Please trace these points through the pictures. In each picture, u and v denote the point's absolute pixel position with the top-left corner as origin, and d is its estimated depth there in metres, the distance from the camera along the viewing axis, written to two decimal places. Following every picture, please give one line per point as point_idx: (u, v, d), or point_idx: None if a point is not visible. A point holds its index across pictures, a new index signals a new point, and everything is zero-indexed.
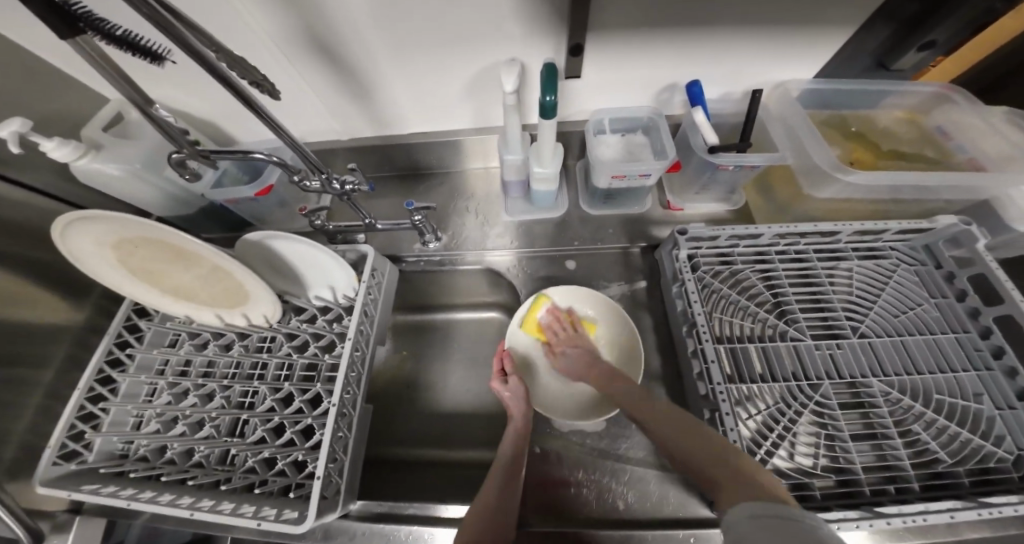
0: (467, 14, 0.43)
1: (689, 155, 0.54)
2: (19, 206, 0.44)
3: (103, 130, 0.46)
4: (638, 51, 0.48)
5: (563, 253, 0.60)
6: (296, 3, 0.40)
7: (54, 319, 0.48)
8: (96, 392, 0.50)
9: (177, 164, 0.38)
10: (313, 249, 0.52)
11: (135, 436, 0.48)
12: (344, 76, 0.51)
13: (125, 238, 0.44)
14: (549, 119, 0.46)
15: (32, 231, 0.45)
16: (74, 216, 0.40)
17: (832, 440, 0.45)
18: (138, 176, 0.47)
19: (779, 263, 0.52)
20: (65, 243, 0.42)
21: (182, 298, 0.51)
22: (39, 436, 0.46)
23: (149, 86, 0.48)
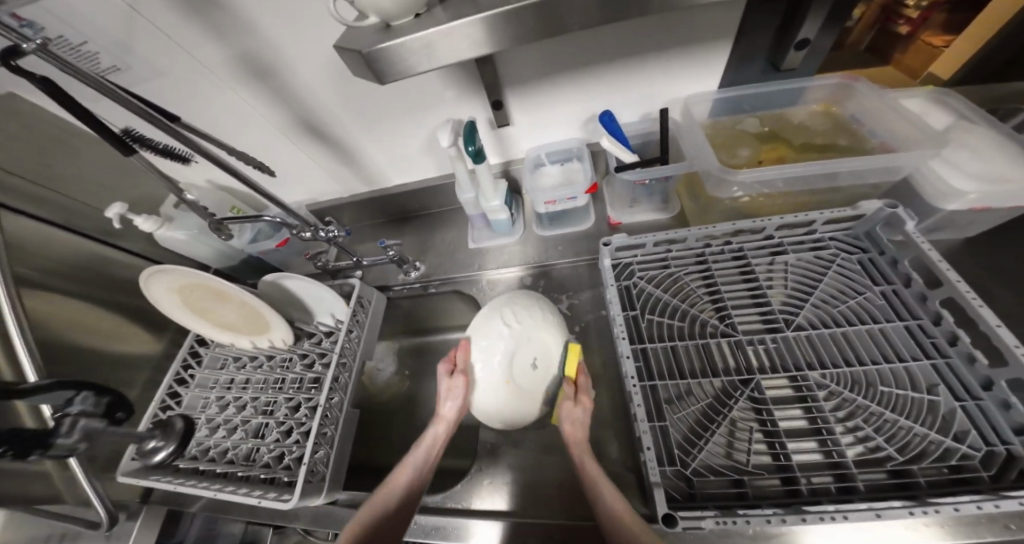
0: (406, 90, 0.56)
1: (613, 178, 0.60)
2: (122, 266, 0.64)
3: (173, 207, 0.66)
4: (553, 93, 0.57)
5: (522, 272, 0.67)
6: (290, 100, 0.57)
7: (140, 346, 0.66)
8: (165, 403, 0.66)
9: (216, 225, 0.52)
10: (313, 283, 0.65)
11: (188, 436, 0.62)
12: (331, 148, 0.66)
13: (182, 283, 0.61)
14: (480, 163, 0.56)
15: (127, 284, 0.64)
16: (150, 270, 0.57)
17: (771, 437, 0.43)
18: (194, 238, 0.65)
19: (712, 264, 0.53)
20: (147, 291, 0.59)
21: (227, 330, 0.66)
22: None
23: (206, 171, 0.68)
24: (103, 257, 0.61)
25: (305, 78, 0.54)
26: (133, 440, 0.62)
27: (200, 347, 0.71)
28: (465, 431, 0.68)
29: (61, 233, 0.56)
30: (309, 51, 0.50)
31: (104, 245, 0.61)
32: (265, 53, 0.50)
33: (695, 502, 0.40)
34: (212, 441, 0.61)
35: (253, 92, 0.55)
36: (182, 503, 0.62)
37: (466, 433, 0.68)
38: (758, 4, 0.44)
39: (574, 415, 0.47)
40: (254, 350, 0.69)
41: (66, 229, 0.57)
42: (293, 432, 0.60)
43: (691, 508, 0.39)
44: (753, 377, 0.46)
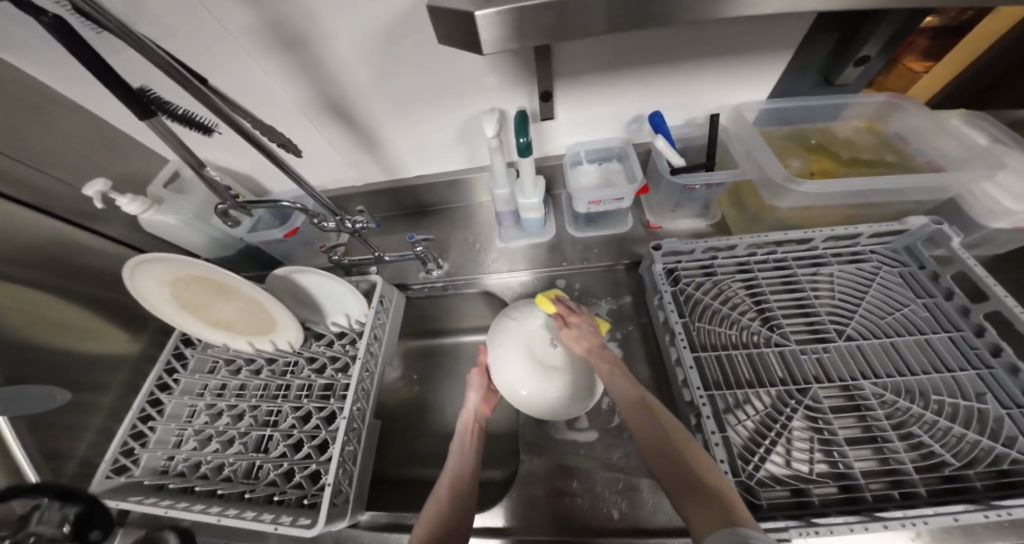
0: (453, 76, 0.52)
1: (658, 181, 0.59)
2: (97, 254, 0.54)
3: (164, 187, 0.57)
4: (603, 90, 0.55)
5: (553, 274, 0.64)
6: (318, 75, 0.51)
7: (115, 348, 0.57)
8: (145, 411, 0.57)
9: (221, 213, 0.47)
10: (331, 280, 0.59)
11: (174, 451, 0.54)
12: (354, 132, 0.60)
13: (179, 276, 0.53)
14: (526, 157, 0.53)
15: (102, 275, 0.55)
16: (141, 258, 0.48)
17: (828, 445, 0.44)
18: (189, 224, 0.57)
19: (759, 273, 0.53)
20: (133, 285, 0.50)
21: (220, 328, 0.58)
22: (96, 452, 0.53)
23: (204, 149, 0.60)
24: (72, 242, 0.52)
25: (340, 51, 0.48)
26: (106, 456, 0.52)
27: (187, 347, 0.62)
28: (488, 441, 0.65)
29: (25, 213, 0.46)
30: (352, 21, 0.45)
31: (77, 228, 0.52)
32: (301, 20, 0.44)
33: (764, 513, 0.39)
34: (206, 456, 0.53)
35: (275, 63, 0.49)
36: (166, 527, 0.54)
37: (490, 443, 0.64)
38: (828, 16, 0.43)
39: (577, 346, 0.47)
40: (254, 353, 0.61)
41: (32, 207, 0.47)
42: (306, 445, 0.54)
43: (763, 520, 0.38)
44: (809, 387, 0.46)
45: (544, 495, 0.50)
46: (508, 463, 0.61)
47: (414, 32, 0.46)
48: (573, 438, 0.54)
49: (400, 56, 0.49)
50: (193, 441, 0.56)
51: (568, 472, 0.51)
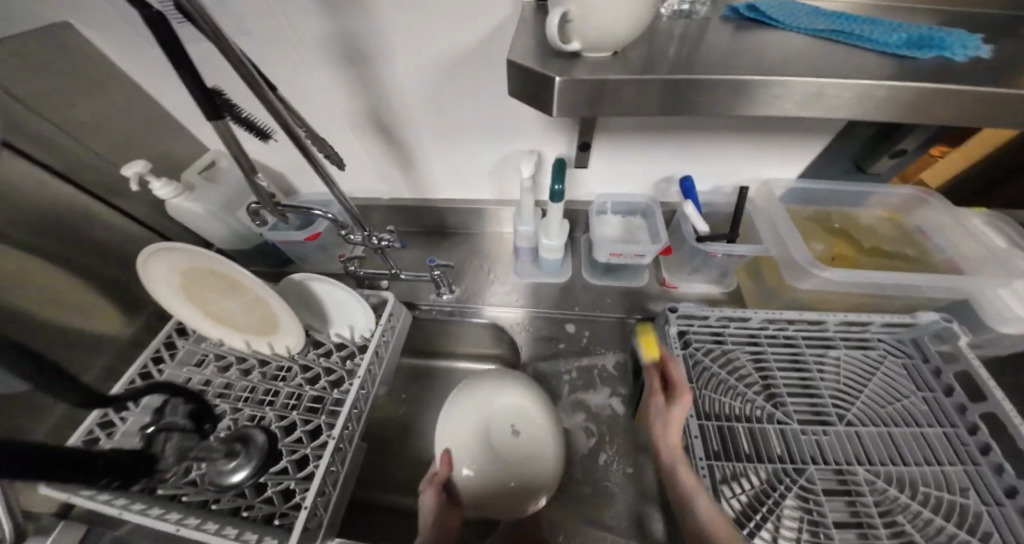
0: (499, 111, 0.53)
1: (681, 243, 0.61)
2: (111, 230, 0.54)
3: (200, 176, 0.57)
4: (642, 149, 0.57)
5: (563, 317, 0.65)
6: (372, 92, 0.52)
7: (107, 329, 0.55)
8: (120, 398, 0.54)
9: (251, 211, 0.48)
10: (343, 291, 0.59)
11: None
12: (393, 149, 0.61)
13: (191, 269, 0.52)
14: (557, 203, 0.54)
15: (112, 251, 0.54)
16: (160, 246, 0.48)
17: (816, 527, 0.43)
18: (213, 217, 0.56)
19: (769, 348, 0.54)
20: (144, 269, 0.49)
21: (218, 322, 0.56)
22: (62, 437, 0.50)
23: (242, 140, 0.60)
24: (92, 217, 0.51)
25: (399, 74, 0.50)
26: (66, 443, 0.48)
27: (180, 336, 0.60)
28: None
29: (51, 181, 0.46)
30: (413, 46, 0.46)
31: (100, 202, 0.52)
32: (366, 38, 0.46)
33: None
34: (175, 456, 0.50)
35: (335, 75, 0.50)
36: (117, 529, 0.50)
37: None
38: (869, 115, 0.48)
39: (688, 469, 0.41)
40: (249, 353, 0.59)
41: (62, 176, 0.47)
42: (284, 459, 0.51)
43: None
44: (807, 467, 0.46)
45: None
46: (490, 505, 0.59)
47: (472, 68, 0.48)
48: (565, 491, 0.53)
49: (453, 87, 0.51)
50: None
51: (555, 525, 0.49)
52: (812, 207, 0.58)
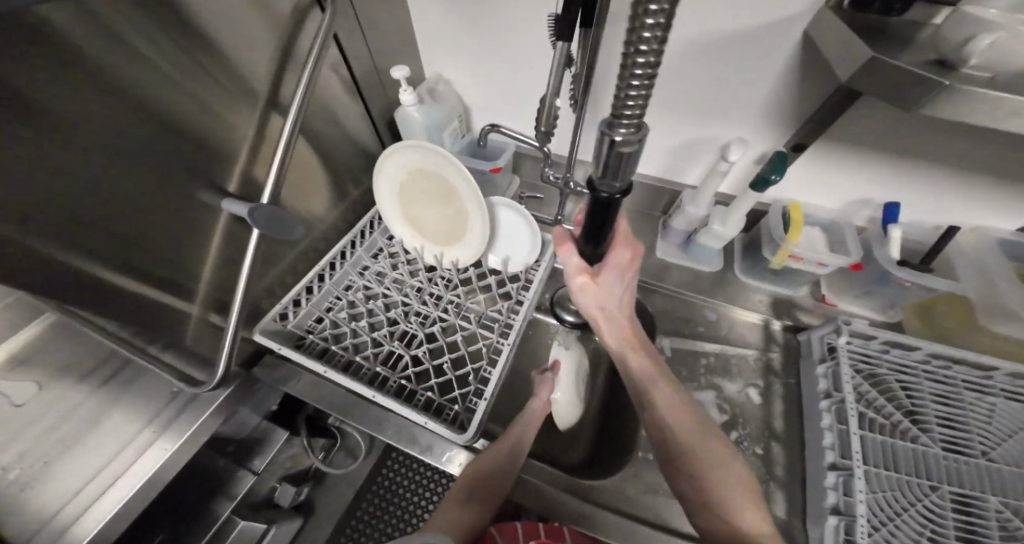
0: (723, 91, 0.61)
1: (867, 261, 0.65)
2: (348, 119, 0.65)
3: (428, 93, 0.69)
4: (840, 165, 0.64)
5: (704, 304, 0.71)
6: (609, 52, 0.61)
7: (321, 204, 0.67)
8: (321, 272, 0.65)
9: (484, 133, 0.62)
10: (522, 223, 0.65)
11: (335, 317, 0.60)
12: (592, 106, 0.70)
13: (413, 168, 0.61)
14: (758, 190, 0.61)
15: (343, 136, 0.66)
16: (402, 142, 0.58)
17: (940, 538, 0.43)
18: (427, 128, 0.67)
19: (923, 380, 0.53)
20: (385, 159, 0.60)
21: (413, 225, 0.67)
22: (271, 278, 0.61)
23: (460, 72, 0.72)
24: (342, 110, 0.63)
25: None
26: (280, 302, 0.60)
27: (366, 232, 0.71)
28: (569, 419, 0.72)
29: (337, 74, 0.59)
30: (675, 19, 0.55)
31: (355, 93, 0.64)
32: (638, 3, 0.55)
33: None
34: (361, 331, 0.60)
35: None
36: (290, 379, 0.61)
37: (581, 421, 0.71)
38: None
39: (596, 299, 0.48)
40: (426, 257, 0.68)
41: (344, 73, 0.60)
42: (448, 357, 0.60)
43: None
44: (942, 488, 0.46)
45: (643, 485, 0.54)
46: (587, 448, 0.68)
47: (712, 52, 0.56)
48: None
49: (694, 63, 0.59)
50: (346, 313, 0.62)
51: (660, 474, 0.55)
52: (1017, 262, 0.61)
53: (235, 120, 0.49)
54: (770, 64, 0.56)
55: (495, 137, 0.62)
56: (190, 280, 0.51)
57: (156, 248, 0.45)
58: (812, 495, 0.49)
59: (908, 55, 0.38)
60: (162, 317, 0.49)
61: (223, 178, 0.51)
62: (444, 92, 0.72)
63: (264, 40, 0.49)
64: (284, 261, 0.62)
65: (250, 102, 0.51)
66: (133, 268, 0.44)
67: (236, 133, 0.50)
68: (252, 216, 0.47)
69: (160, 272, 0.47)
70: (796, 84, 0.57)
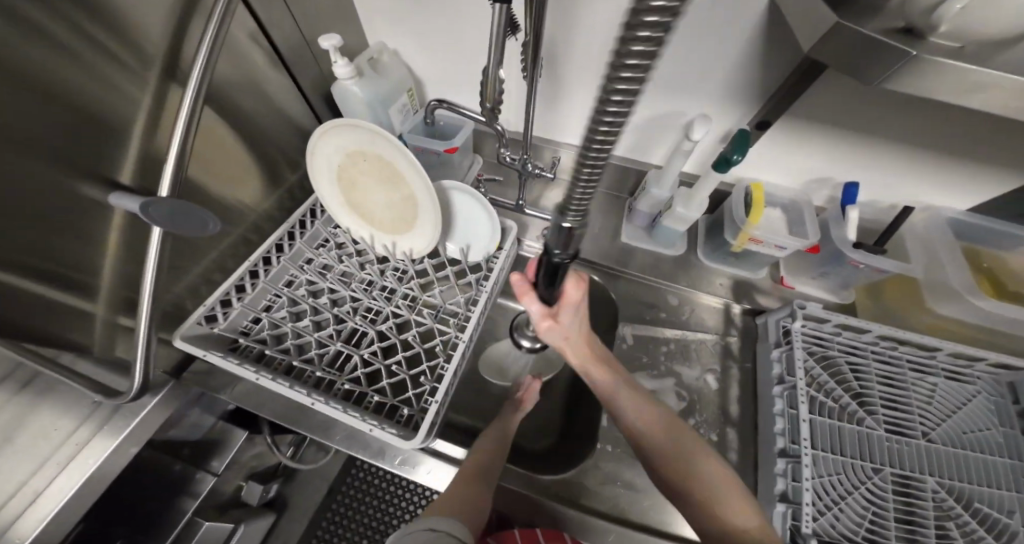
0: (690, 63, 0.56)
1: (825, 242, 0.65)
2: (275, 93, 0.58)
3: (368, 64, 0.61)
4: (803, 144, 0.62)
5: (667, 288, 0.70)
6: (567, 20, 0.56)
7: (251, 191, 0.60)
8: (256, 267, 0.59)
9: (429, 108, 0.56)
10: (479, 209, 0.61)
11: (272, 316, 0.55)
12: (552, 80, 0.65)
13: (353, 150, 0.55)
14: (720, 171, 0.58)
15: (270, 113, 0.58)
16: (336, 121, 0.51)
17: (875, 516, 0.46)
18: (370, 104, 0.60)
19: (870, 361, 0.55)
20: (319, 140, 0.54)
21: (360, 213, 0.61)
22: (193, 276, 0.54)
23: (406, 39, 0.64)
24: (266, 85, 0.55)
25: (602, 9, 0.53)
26: (206, 302, 0.54)
27: (308, 221, 0.65)
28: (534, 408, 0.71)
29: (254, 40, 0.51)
30: None
31: (280, 62, 0.56)
32: None
33: None
34: (302, 331, 0.55)
35: None
36: (228, 384, 0.56)
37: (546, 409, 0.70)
38: None
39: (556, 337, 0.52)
40: (377, 248, 0.63)
41: (262, 39, 0.52)
42: (400, 355, 0.56)
43: None
44: (882, 469, 0.48)
45: (602, 476, 0.54)
46: (551, 437, 0.68)
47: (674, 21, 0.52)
48: None
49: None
50: (286, 312, 0.57)
51: (618, 465, 0.55)
52: (966, 241, 0.62)
53: (125, 100, 0.42)
54: (740, 31, 0.51)
55: (443, 114, 0.57)
56: (88, 286, 0.45)
57: (38, 252, 0.39)
58: (763, 479, 0.51)
59: (874, 24, 0.35)
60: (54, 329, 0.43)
61: (114, 166, 0.43)
62: (388, 62, 0.64)
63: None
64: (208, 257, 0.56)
65: (138, 76, 0.42)
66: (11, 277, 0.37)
67: (126, 110, 0.43)
68: (148, 212, 0.41)
69: (45, 278, 0.40)
70: (763, 57, 0.53)
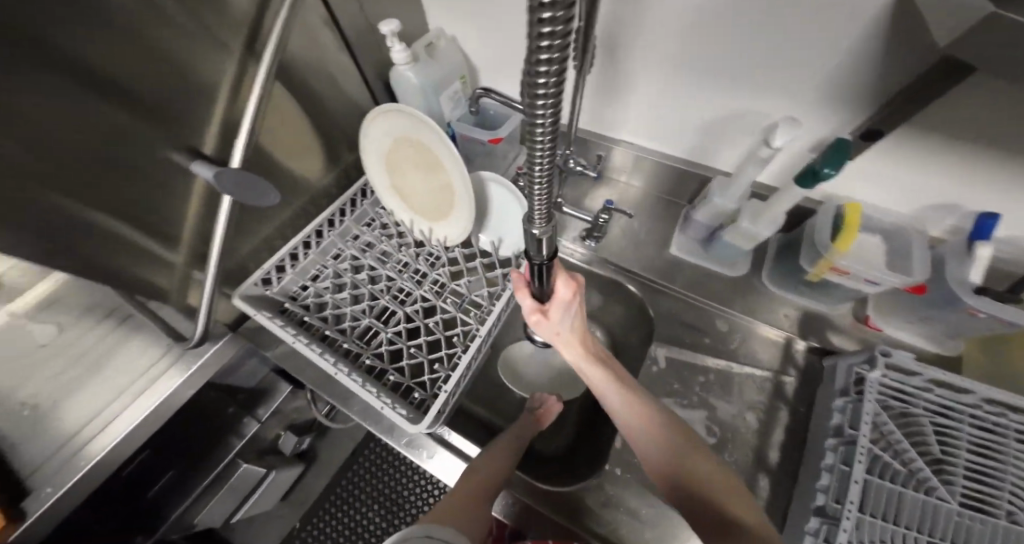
0: (777, 58, 0.48)
1: (935, 282, 0.52)
2: (339, 76, 0.61)
3: (426, 50, 0.62)
4: (925, 161, 0.50)
5: (716, 311, 0.62)
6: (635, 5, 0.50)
7: (312, 169, 0.65)
8: (308, 239, 0.64)
9: (476, 97, 0.56)
10: (518, 204, 0.59)
11: (315, 285, 0.59)
12: (613, 71, 0.60)
13: (401, 135, 0.56)
14: (804, 185, 0.49)
15: (334, 96, 0.62)
16: (387, 105, 0.53)
17: None
18: (422, 90, 0.61)
19: (965, 425, 0.43)
20: (370, 122, 0.56)
21: (403, 197, 0.63)
22: (256, 241, 0.61)
23: (465, 24, 0.64)
24: (332, 68, 0.58)
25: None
26: (263, 266, 0.60)
27: (359, 200, 0.69)
28: None
29: (323, 25, 0.54)
30: None
31: (345, 46, 0.59)
32: None
33: None
34: (338, 302, 0.59)
35: None
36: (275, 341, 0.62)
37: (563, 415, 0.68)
38: None
39: (549, 332, 0.48)
40: (416, 232, 0.65)
41: (330, 22, 0.55)
42: (423, 339, 0.57)
43: None
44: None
45: (606, 499, 0.50)
46: (560, 443, 0.65)
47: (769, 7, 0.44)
48: None
49: (740, 21, 0.46)
50: (330, 283, 0.61)
51: (624, 489, 0.51)
52: None
53: (213, 80, 0.46)
54: (845, 27, 0.42)
55: (490, 103, 0.55)
56: (172, 242, 0.51)
57: (139, 209, 0.45)
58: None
59: None
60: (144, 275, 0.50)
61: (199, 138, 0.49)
62: (445, 48, 0.64)
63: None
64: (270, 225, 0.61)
65: (229, 54, 0.46)
66: (120, 228, 0.44)
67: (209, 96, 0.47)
68: (219, 179, 0.44)
69: (144, 231, 0.47)
70: (874, 56, 0.43)
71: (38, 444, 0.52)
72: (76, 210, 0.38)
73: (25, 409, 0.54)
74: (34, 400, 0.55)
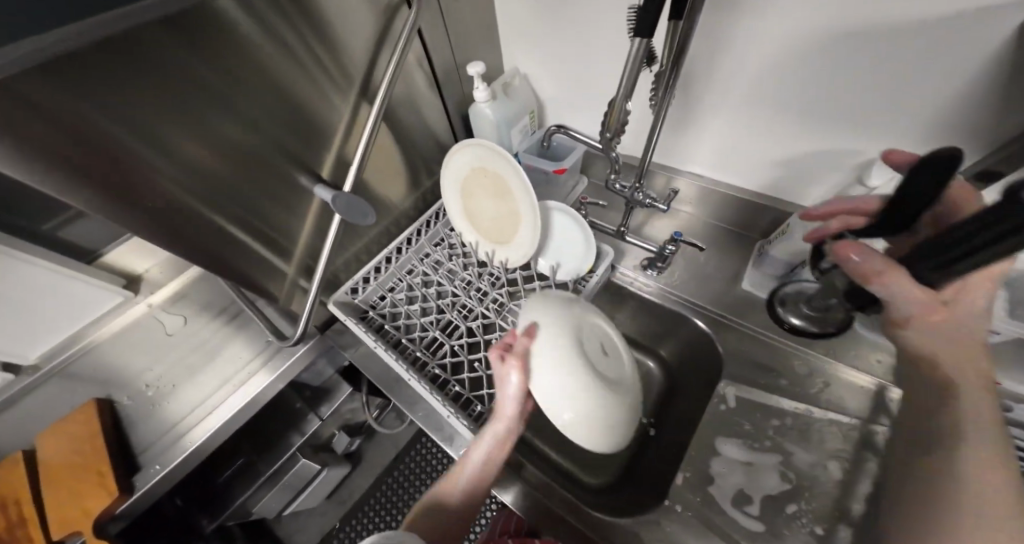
0: (868, 96, 0.47)
1: None
2: (428, 113, 0.69)
3: (502, 88, 0.68)
4: None
5: (790, 349, 0.59)
6: (712, 47, 0.52)
7: (397, 193, 0.73)
8: (388, 255, 0.71)
9: (548, 133, 0.60)
10: (582, 232, 0.62)
11: (390, 296, 0.65)
12: (684, 106, 0.62)
13: (479, 166, 0.62)
14: None
15: (421, 130, 0.70)
16: (469, 141, 0.59)
17: None
18: (497, 125, 0.67)
19: None
20: (452, 155, 0.62)
21: (471, 220, 0.68)
22: (347, 255, 0.69)
23: (539, 65, 0.70)
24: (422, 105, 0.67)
25: (761, 36, 0.49)
26: (352, 279, 0.68)
27: (433, 221, 0.76)
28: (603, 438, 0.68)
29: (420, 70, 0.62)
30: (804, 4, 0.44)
31: (435, 87, 0.67)
32: None
33: None
34: (411, 314, 0.64)
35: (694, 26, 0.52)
36: (353, 345, 0.69)
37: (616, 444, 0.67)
38: None
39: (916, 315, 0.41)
40: (481, 253, 0.69)
41: (426, 69, 0.63)
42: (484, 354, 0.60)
43: None
44: None
45: (662, 535, 0.48)
46: (610, 475, 0.63)
47: (859, 46, 0.44)
48: (736, 518, 0.48)
49: (824, 60, 0.47)
50: (404, 295, 0.67)
51: (682, 527, 0.48)
52: None
53: (333, 118, 0.55)
54: (951, 64, 0.41)
55: (562, 137, 0.60)
56: (285, 251, 0.60)
57: (261, 219, 0.54)
58: None
59: None
60: (262, 279, 0.59)
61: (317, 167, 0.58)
62: (520, 87, 0.71)
63: (360, 36, 0.52)
64: (359, 241, 0.70)
65: (347, 96, 0.55)
66: (244, 235, 0.53)
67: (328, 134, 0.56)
68: (335, 202, 0.52)
69: (265, 239, 0.56)
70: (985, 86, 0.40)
71: (151, 425, 0.61)
72: (205, 218, 0.47)
73: (148, 391, 0.65)
74: (155, 384, 0.65)
